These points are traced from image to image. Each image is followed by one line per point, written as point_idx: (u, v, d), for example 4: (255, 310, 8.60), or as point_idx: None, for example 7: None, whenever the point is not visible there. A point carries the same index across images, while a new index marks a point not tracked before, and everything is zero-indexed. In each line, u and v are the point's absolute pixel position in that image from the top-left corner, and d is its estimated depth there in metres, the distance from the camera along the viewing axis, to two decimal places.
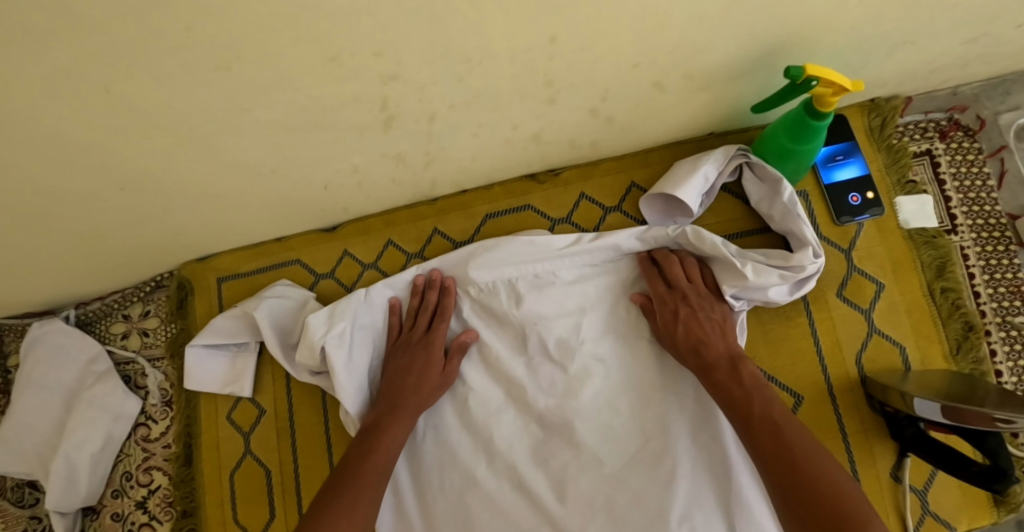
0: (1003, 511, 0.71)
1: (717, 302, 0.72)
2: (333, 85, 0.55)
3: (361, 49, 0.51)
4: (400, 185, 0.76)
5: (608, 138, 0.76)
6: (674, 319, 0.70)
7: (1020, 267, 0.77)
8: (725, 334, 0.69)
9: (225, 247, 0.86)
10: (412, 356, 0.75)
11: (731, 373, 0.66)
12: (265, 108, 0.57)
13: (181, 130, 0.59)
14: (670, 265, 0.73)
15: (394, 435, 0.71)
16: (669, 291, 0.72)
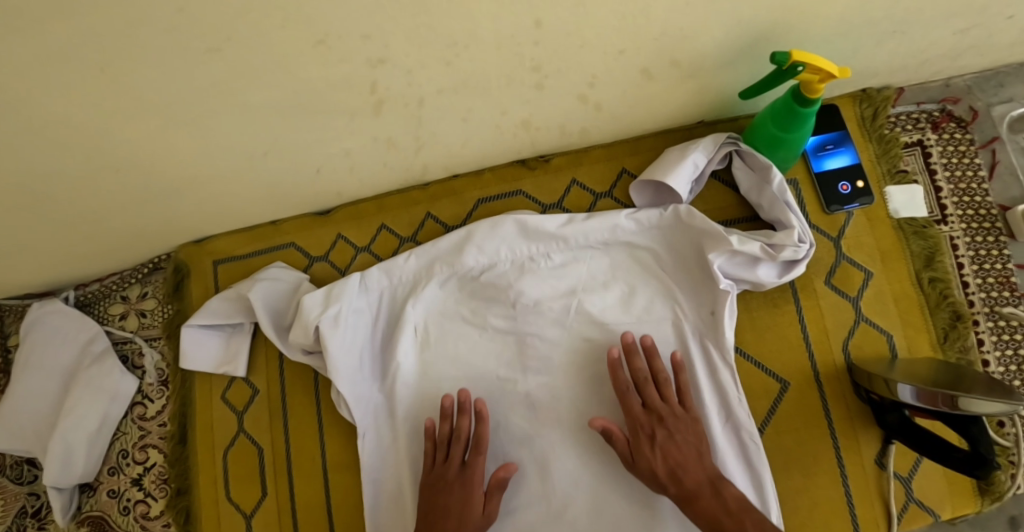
0: (988, 501, 0.72)
1: (693, 423, 0.69)
2: (322, 67, 0.56)
3: (348, 32, 0.52)
4: (392, 170, 0.77)
5: (598, 126, 0.76)
6: (651, 448, 0.67)
7: (1010, 257, 0.77)
8: (702, 457, 0.67)
9: (221, 230, 0.87)
10: (445, 496, 0.70)
11: (715, 498, 0.63)
12: (255, 89, 0.58)
13: (173, 111, 0.60)
14: (644, 384, 0.71)
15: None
16: (646, 415, 0.70)
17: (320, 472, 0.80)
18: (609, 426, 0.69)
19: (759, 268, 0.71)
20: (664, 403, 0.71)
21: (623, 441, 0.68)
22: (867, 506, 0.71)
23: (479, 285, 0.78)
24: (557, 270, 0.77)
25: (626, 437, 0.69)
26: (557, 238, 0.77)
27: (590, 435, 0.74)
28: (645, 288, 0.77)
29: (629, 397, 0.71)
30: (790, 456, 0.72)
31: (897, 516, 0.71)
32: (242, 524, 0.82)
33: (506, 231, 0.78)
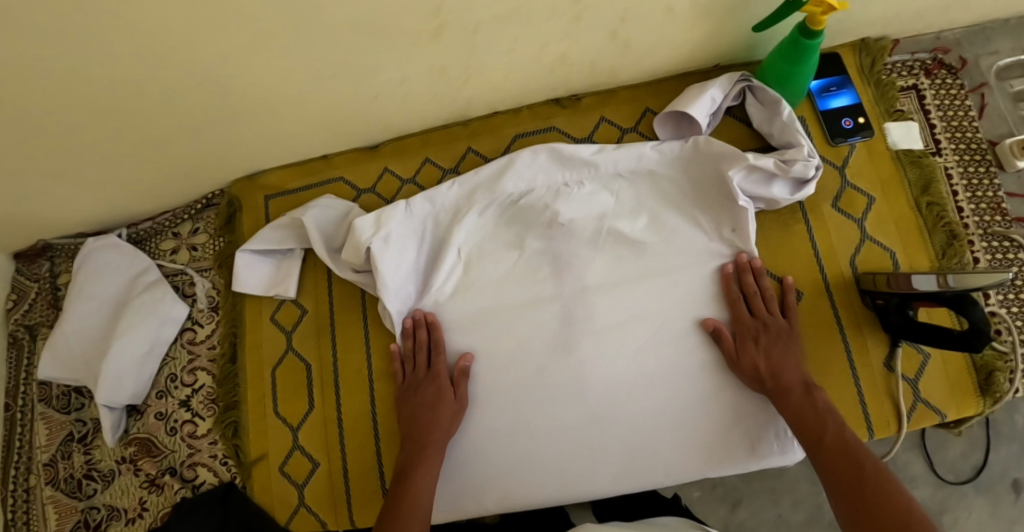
0: (989, 402, 0.78)
1: (792, 335, 0.77)
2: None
3: None
4: (439, 100, 0.84)
5: (626, 64, 0.84)
6: (755, 348, 0.75)
7: (1000, 186, 0.85)
8: (800, 363, 0.75)
9: (273, 164, 0.94)
10: (423, 394, 0.79)
11: (806, 398, 0.72)
12: (332, 11, 0.64)
13: (254, 33, 0.65)
14: (754, 298, 0.78)
15: (423, 479, 0.73)
16: (752, 320, 0.77)
17: (366, 384, 0.85)
18: (718, 325, 0.77)
19: (774, 186, 0.79)
20: (769, 313, 0.78)
21: (729, 342, 0.76)
22: (877, 405, 0.78)
23: (518, 209, 0.84)
24: (589, 192, 0.84)
25: (731, 339, 0.77)
26: (591, 166, 0.83)
27: (624, 338, 0.80)
28: (670, 211, 0.82)
29: (738, 305, 0.78)
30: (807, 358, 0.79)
31: (906, 415, 0.78)
32: (290, 437, 0.86)
33: (541, 160, 0.84)
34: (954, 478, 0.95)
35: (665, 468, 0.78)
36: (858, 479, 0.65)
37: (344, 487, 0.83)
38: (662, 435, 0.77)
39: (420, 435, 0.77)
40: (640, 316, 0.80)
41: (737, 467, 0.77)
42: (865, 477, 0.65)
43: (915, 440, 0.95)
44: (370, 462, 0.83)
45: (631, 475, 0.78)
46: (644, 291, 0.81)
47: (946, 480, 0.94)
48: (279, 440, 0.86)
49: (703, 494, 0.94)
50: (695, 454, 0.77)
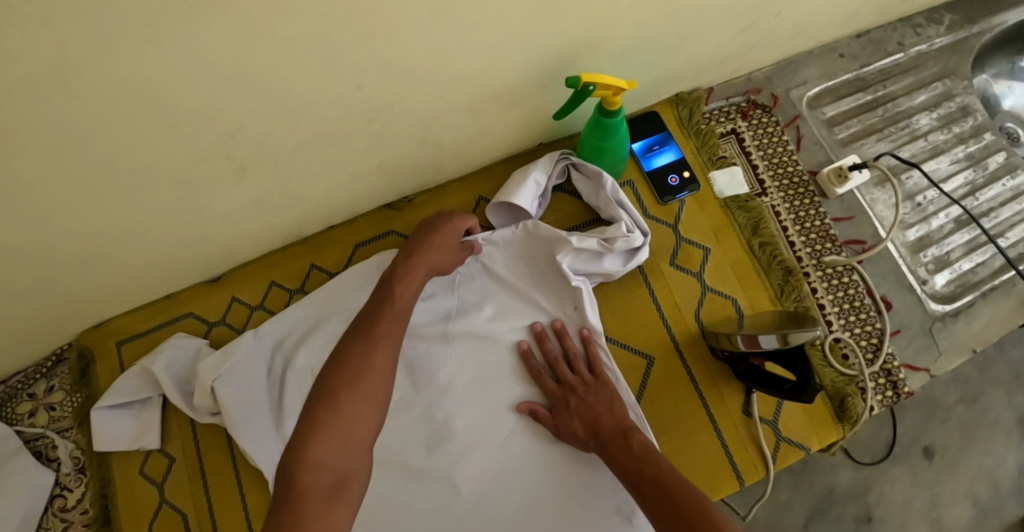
0: (848, 426, 0.80)
1: (602, 386, 0.77)
2: (182, 144, 0.62)
3: (198, 114, 0.59)
4: (272, 224, 0.83)
5: (447, 161, 0.84)
6: (568, 414, 0.76)
7: (826, 214, 0.88)
8: (613, 412, 0.75)
9: (117, 312, 0.92)
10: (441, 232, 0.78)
11: (623, 444, 0.70)
12: (123, 173, 0.63)
13: (47, 212, 0.63)
14: (555, 363, 0.80)
15: (405, 296, 0.71)
16: (559, 388, 0.79)
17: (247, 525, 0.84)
18: (533, 406, 0.80)
19: (605, 260, 0.80)
20: (573, 374, 0.79)
21: (545, 416, 0.78)
22: (742, 452, 0.79)
23: None
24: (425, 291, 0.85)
25: (549, 413, 0.79)
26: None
27: (490, 430, 0.81)
28: (507, 299, 0.85)
29: (543, 377, 0.80)
30: (669, 422, 0.79)
31: (771, 456, 0.79)
32: None
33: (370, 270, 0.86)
34: (872, 458, 1.07)
35: None
36: (671, 507, 0.59)
37: None
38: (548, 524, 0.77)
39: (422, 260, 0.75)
40: (496, 411, 0.82)
41: None
42: (678, 504, 0.59)
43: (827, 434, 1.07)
44: None
45: None
46: (497, 382, 0.83)
47: (864, 463, 1.06)
48: None
49: None
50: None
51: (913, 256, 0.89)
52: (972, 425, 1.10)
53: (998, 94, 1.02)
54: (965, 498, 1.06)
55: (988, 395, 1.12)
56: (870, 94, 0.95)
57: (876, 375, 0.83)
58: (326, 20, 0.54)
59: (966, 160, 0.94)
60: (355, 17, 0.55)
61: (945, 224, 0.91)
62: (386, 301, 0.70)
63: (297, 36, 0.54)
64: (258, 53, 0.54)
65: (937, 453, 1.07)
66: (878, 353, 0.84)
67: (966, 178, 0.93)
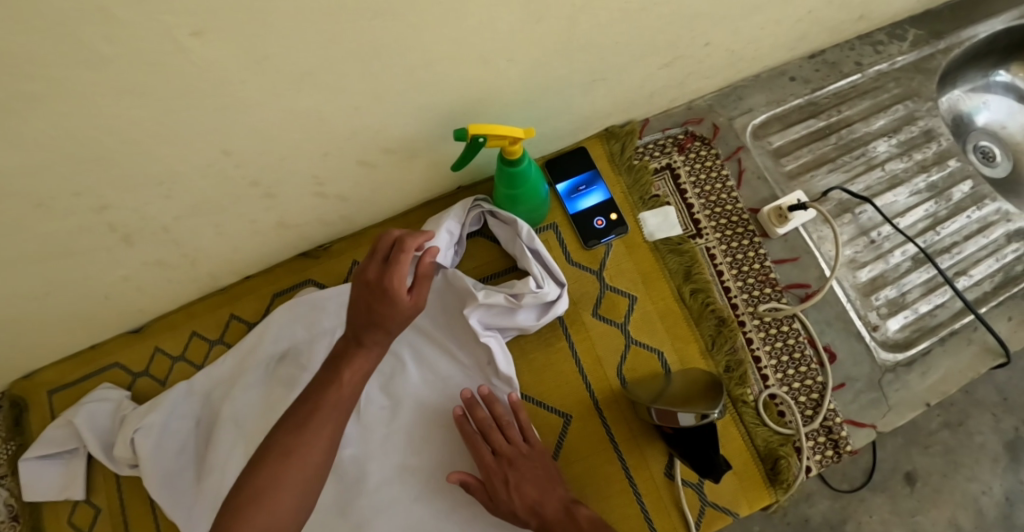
0: (781, 490, 0.75)
1: (538, 457, 0.72)
2: (51, 222, 0.60)
3: (58, 194, 0.57)
4: (181, 280, 0.81)
5: (358, 211, 0.81)
6: (507, 489, 0.68)
7: (766, 255, 0.82)
8: (553, 486, 0.70)
9: (47, 362, 0.92)
10: (359, 284, 0.62)
11: (571, 522, 0.66)
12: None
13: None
14: (489, 430, 0.73)
15: (352, 378, 0.62)
16: (494, 459, 0.71)
17: None
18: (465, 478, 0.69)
19: (518, 315, 0.75)
20: (508, 443, 0.73)
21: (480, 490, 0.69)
22: (664, 517, 0.74)
23: (284, 374, 0.82)
24: None
25: (481, 485, 0.70)
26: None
27: (402, 488, 0.77)
28: (430, 347, 0.80)
29: (479, 446, 0.72)
30: (586, 486, 0.75)
31: (695, 522, 0.74)
32: None
33: (297, 314, 0.82)
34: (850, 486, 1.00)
35: None
36: None
37: None
38: None
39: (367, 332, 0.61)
40: (410, 469, 0.78)
41: None
42: None
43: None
44: None
45: None
46: (414, 436, 0.79)
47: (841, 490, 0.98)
48: None
49: None
50: None
51: (864, 300, 0.82)
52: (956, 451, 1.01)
53: (972, 110, 0.95)
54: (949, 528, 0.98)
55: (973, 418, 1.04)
56: (822, 119, 0.88)
57: (815, 433, 0.77)
58: (150, 102, 0.50)
59: (928, 191, 0.86)
60: (185, 95, 0.51)
61: (902, 262, 0.83)
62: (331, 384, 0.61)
63: (122, 119, 0.51)
64: (86, 138, 0.51)
65: (919, 480, 0.99)
66: (818, 410, 0.77)
67: (926, 211, 0.85)
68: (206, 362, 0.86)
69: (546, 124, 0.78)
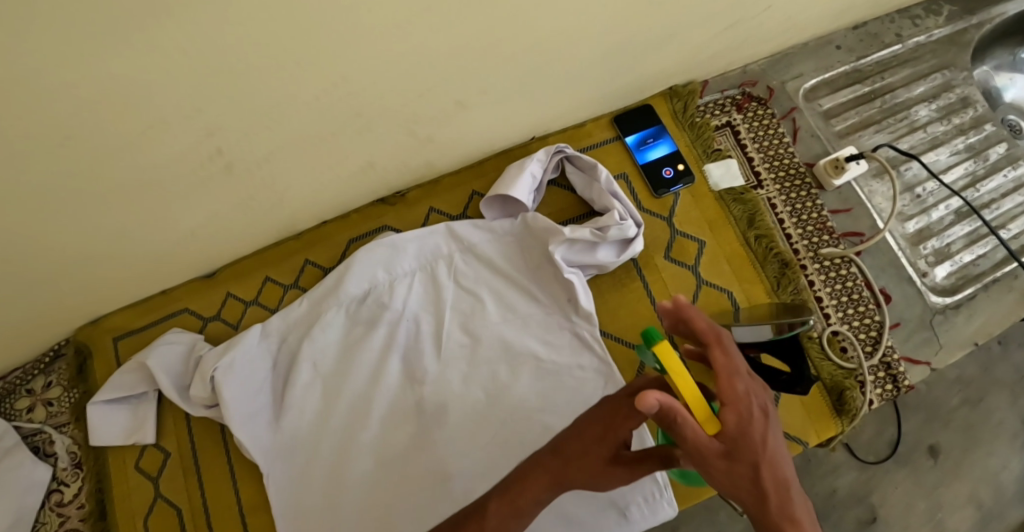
0: (847, 420, 0.79)
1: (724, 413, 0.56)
2: (167, 142, 0.62)
3: (182, 112, 0.59)
4: (262, 221, 0.83)
5: (439, 156, 0.84)
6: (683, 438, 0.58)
7: (823, 205, 0.87)
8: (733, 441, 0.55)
9: (112, 308, 0.92)
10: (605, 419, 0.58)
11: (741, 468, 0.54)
12: (109, 169, 0.63)
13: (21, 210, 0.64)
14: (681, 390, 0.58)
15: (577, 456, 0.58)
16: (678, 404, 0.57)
17: (238, 518, 0.83)
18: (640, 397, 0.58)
19: (599, 251, 0.79)
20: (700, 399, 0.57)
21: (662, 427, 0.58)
22: None
23: (367, 312, 0.83)
24: (432, 278, 0.84)
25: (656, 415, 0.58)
26: (443, 256, 0.84)
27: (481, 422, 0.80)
28: (509, 288, 0.83)
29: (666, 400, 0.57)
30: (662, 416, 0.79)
31: None
32: None
33: (378, 255, 0.84)
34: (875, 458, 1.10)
35: None
36: None
37: None
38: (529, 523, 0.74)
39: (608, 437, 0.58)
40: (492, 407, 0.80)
41: None
42: None
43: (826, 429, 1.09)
44: None
45: None
46: (497, 374, 0.81)
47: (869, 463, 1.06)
48: None
49: None
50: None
51: (913, 249, 0.87)
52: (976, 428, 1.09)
53: (1001, 87, 1.00)
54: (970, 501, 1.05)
55: (992, 395, 1.12)
56: (868, 85, 0.94)
57: (874, 368, 0.82)
58: (293, 19, 0.52)
59: (966, 152, 0.92)
60: (326, 17, 0.53)
61: (945, 216, 0.89)
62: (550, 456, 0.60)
63: (264, 36, 0.53)
64: (224, 55, 0.53)
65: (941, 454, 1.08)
66: (877, 346, 0.82)
67: (966, 169, 0.91)
68: (281, 306, 0.87)
69: (622, 75, 0.83)
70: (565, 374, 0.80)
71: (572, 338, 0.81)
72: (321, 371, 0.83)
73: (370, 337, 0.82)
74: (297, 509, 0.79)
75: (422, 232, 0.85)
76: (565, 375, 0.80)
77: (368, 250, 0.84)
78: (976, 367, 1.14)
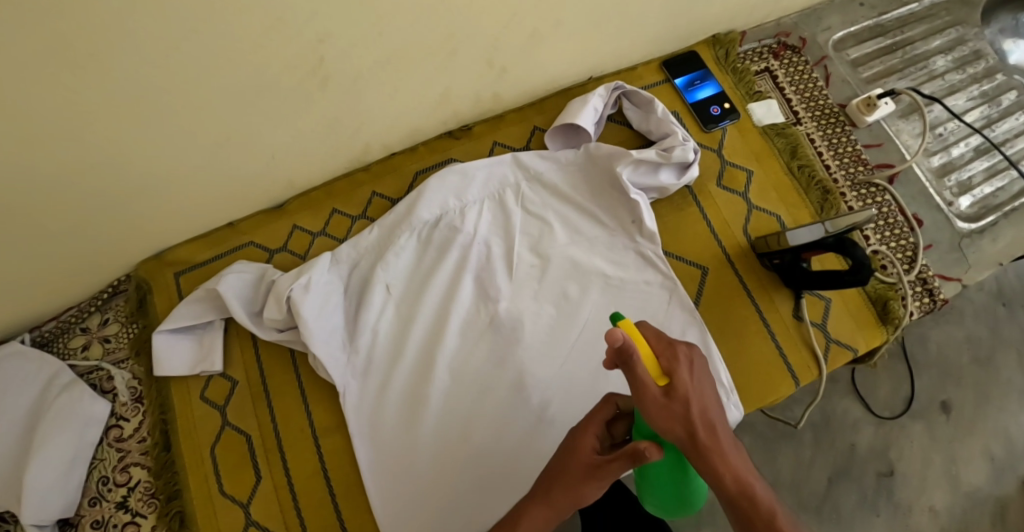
0: (892, 328, 0.85)
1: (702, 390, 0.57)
2: (279, 43, 0.65)
3: (303, 11, 0.62)
4: (337, 149, 0.87)
5: (507, 89, 0.90)
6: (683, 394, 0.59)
7: (856, 140, 0.95)
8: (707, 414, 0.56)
9: (176, 242, 0.92)
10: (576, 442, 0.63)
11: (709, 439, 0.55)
12: (221, 72, 0.65)
13: (132, 111, 0.66)
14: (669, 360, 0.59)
15: (563, 486, 0.63)
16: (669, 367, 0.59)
17: (312, 441, 0.84)
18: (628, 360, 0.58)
19: (661, 173, 0.86)
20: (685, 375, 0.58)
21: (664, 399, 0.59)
22: (797, 353, 0.83)
23: (440, 235, 0.87)
24: (502, 206, 0.88)
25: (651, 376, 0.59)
26: (510, 184, 0.89)
27: (555, 337, 0.83)
28: (573, 214, 0.88)
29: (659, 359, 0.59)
30: (724, 327, 0.84)
31: (823, 356, 0.83)
32: (242, 514, 0.83)
33: (450, 182, 0.88)
34: (892, 414, 1.18)
35: None
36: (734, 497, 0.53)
37: None
38: None
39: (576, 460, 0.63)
40: (567, 323, 0.84)
41: None
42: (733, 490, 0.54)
43: (850, 387, 1.19)
44: (330, 518, 0.81)
45: None
46: (568, 292, 0.85)
47: (884, 417, 1.17)
48: (230, 520, 0.83)
49: None
50: None
51: (938, 181, 0.95)
52: (985, 385, 1.20)
53: (1006, 51, 1.05)
54: (982, 454, 1.16)
55: (1000, 356, 1.23)
56: (889, 38, 1.03)
57: (914, 284, 0.88)
58: None
59: (981, 97, 1.01)
60: None
61: (966, 152, 0.97)
62: (540, 497, 0.65)
63: None
64: None
65: (953, 408, 1.18)
66: (913, 264, 0.89)
67: (982, 113, 1.00)
68: (351, 234, 0.90)
69: (678, 18, 0.89)
70: (630, 291, 0.85)
71: (637, 259, 0.86)
72: (394, 293, 0.85)
73: (445, 259, 0.85)
74: (377, 423, 0.82)
75: (489, 162, 0.89)
76: (630, 292, 0.85)
77: (427, 185, 0.87)
78: (983, 326, 1.24)
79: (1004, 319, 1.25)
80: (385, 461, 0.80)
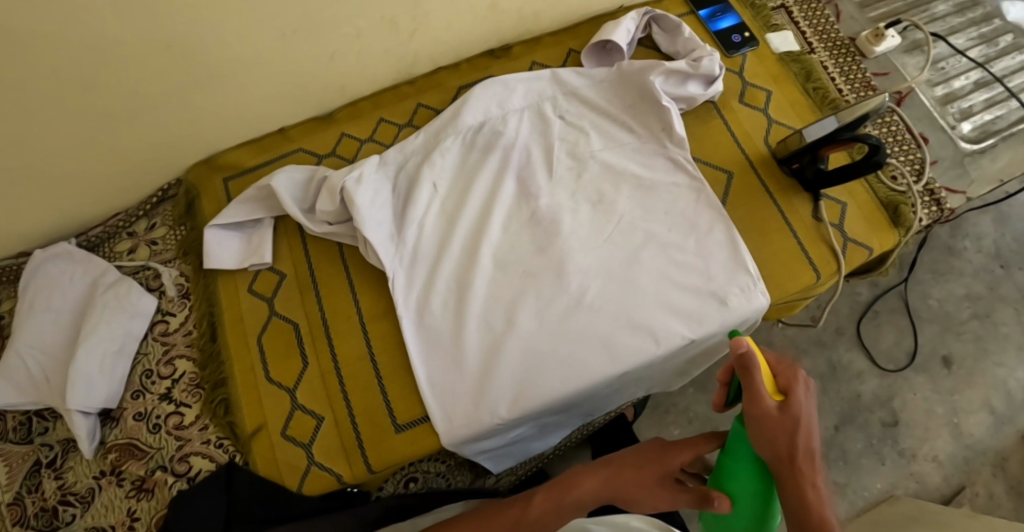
0: (904, 230, 0.91)
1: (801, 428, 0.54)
2: None
3: None
4: (389, 57, 0.93)
5: (546, 10, 0.98)
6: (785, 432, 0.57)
7: (866, 69, 1.03)
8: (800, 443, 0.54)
9: (225, 148, 0.97)
10: (662, 452, 0.68)
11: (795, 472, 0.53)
12: None
13: None
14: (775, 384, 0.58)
15: (628, 482, 0.69)
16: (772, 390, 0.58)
17: (360, 328, 0.87)
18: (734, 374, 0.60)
19: (689, 85, 0.93)
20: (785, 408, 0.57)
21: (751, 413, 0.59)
22: (818, 251, 0.88)
23: (484, 139, 0.92)
24: (542, 115, 0.94)
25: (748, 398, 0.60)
26: (548, 97, 0.95)
27: (596, 230, 0.87)
28: (606, 123, 0.93)
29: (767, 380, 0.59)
30: (750, 225, 0.89)
31: (842, 253, 0.88)
32: (288, 398, 0.86)
33: (493, 91, 0.93)
34: (895, 368, 1.22)
35: (657, 338, 0.80)
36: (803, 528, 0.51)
37: (355, 436, 0.83)
38: (643, 315, 0.82)
39: (652, 471, 0.68)
40: (603, 219, 0.88)
41: (715, 324, 0.81)
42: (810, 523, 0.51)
43: (855, 340, 1.24)
44: (377, 401, 0.84)
45: (618, 355, 0.80)
46: (604, 192, 0.90)
47: (888, 370, 1.21)
48: (276, 407, 0.85)
49: (681, 430, 1.14)
50: (679, 322, 0.81)
51: (942, 108, 1.03)
52: (985, 339, 1.23)
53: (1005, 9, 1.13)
54: (982, 406, 1.19)
55: (998, 312, 1.26)
56: None
57: (923, 194, 0.95)
58: None
59: (979, 39, 1.10)
60: None
61: (966, 85, 1.06)
62: (602, 470, 0.71)
63: None
64: None
65: (955, 364, 1.22)
66: (922, 177, 0.96)
67: (980, 52, 1.09)
68: (398, 140, 0.95)
69: None
70: (665, 191, 0.89)
71: (667, 165, 0.91)
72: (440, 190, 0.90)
73: (489, 159, 0.90)
74: (424, 308, 0.85)
75: (529, 75, 0.95)
76: (664, 192, 0.89)
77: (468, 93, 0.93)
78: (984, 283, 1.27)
79: (1005, 275, 1.28)
80: (431, 345, 0.84)
